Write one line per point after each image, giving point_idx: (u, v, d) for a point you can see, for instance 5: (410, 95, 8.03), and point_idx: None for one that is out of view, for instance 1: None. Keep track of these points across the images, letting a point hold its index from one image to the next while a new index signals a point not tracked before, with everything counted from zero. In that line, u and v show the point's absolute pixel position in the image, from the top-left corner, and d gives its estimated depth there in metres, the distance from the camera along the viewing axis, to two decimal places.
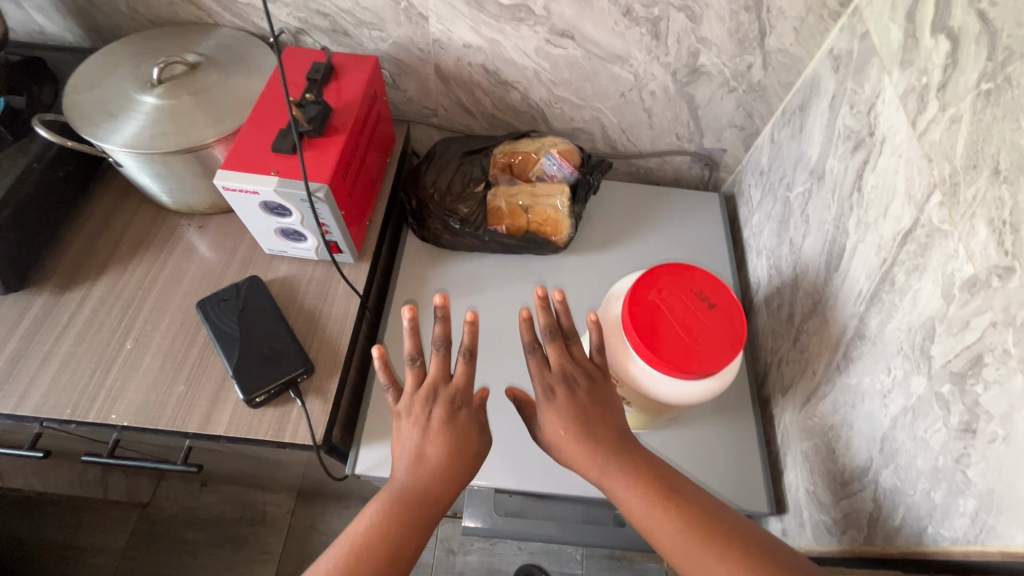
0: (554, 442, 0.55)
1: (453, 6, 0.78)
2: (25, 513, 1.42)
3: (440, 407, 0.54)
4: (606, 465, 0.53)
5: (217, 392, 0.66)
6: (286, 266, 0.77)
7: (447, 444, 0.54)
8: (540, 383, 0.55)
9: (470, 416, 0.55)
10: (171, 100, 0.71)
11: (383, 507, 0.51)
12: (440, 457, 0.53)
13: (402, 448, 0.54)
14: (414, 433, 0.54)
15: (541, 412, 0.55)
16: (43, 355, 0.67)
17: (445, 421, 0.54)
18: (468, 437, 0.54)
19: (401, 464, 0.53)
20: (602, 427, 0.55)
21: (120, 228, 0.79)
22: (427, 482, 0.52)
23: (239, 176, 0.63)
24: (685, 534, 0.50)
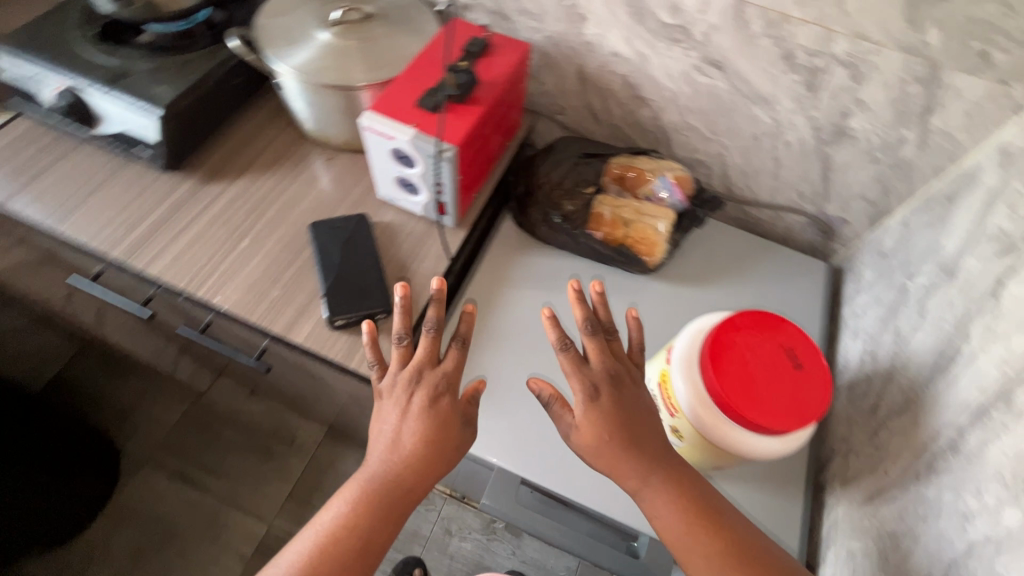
0: (594, 447, 0.56)
1: (615, 13, 0.80)
2: (106, 367, 1.60)
3: (422, 389, 0.59)
4: (640, 476, 0.55)
5: (305, 305, 0.72)
6: (393, 214, 0.82)
7: (425, 432, 0.57)
8: (581, 379, 0.57)
9: (452, 409, 0.59)
10: (341, 42, 0.78)
11: (356, 497, 0.56)
12: (415, 444, 0.57)
13: (380, 437, 0.58)
14: (394, 414, 0.59)
15: (583, 413, 0.56)
16: (176, 231, 0.76)
17: (427, 408, 0.59)
18: (445, 430, 0.58)
19: (377, 451, 0.58)
20: (639, 439, 0.56)
21: (264, 142, 0.87)
22: (398, 477, 0.56)
23: (382, 120, 0.68)
24: (717, 554, 0.53)
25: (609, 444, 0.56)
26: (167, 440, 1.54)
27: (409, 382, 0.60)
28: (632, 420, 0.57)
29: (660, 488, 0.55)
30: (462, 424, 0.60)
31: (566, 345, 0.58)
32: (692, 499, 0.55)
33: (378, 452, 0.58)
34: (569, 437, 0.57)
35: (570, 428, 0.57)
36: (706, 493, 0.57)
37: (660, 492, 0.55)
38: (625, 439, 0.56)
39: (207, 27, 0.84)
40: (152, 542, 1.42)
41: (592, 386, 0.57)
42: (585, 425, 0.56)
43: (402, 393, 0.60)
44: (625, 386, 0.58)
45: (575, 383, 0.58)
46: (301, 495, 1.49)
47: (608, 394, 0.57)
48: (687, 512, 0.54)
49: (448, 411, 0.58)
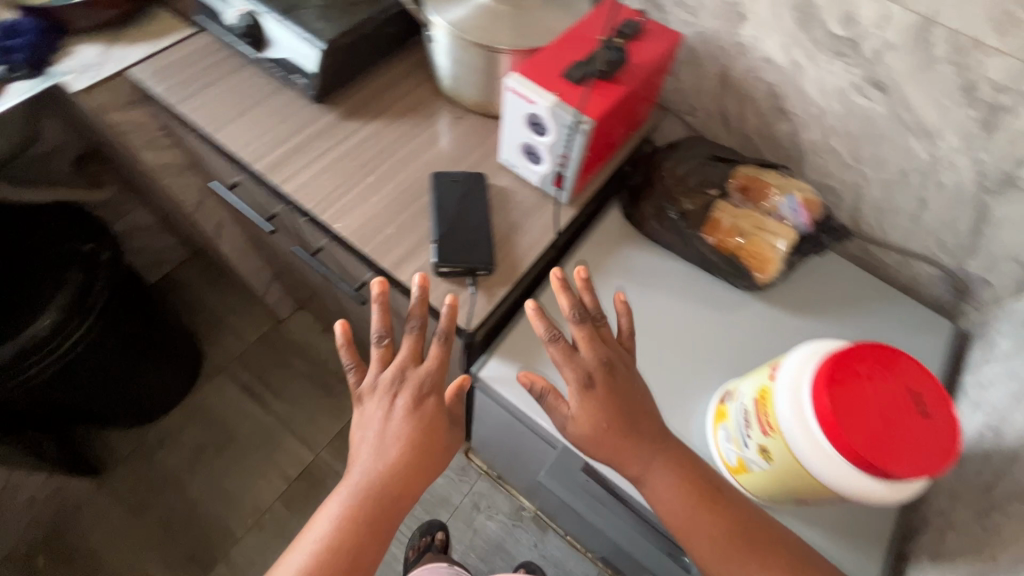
0: (593, 436, 0.63)
1: (780, 16, 0.77)
2: (207, 278, 1.76)
3: (408, 388, 0.66)
4: (639, 466, 0.62)
5: (414, 248, 0.75)
6: (508, 178, 0.83)
7: (412, 432, 0.64)
8: (573, 369, 0.64)
9: (434, 411, 0.66)
10: (497, 6, 0.81)
11: (350, 502, 0.60)
12: (402, 444, 0.63)
13: (368, 444, 0.64)
14: (380, 414, 0.66)
15: (579, 405, 0.63)
16: (312, 157, 0.81)
17: (414, 411, 0.65)
18: (428, 431, 0.65)
19: (365, 459, 0.63)
20: (635, 434, 0.63)
21: (402, 90, 0.91)
22: (384, 482, 0.62)
23: (526, 83, 0.69)
24: (712, 527, 0.60)
25: (607, 435, 0.63)
26: (244, 356, 1.67)
27: (395, 386, 0.67)
28: (629, 411, 0.63)
29: (659, 477, 0.62)
30: (442, 424, 0.66)
31: (554, 335, 0.65)
32: (692, 478, 0.62)
33: (364, 458, 0.63)
34: (566, 427, 0.65)
35: (566, 419, 0.65)
36: (709, 477, 0.63)
37: (657, 480, 0.62)
38: (619, 435, 0.63)
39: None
40: (214, 443, 1.54)
41: (586, 375, 0.64)
42: (583, 416, 0.63)
43: (389, 397, 0.66)
44: (618, 371, 0.65)
45: (569, 372, 0.64)
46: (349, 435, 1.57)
47: (601, 389, 0.64)
48: (685, 500, 0.61)
49: (434, 410, 0.66)
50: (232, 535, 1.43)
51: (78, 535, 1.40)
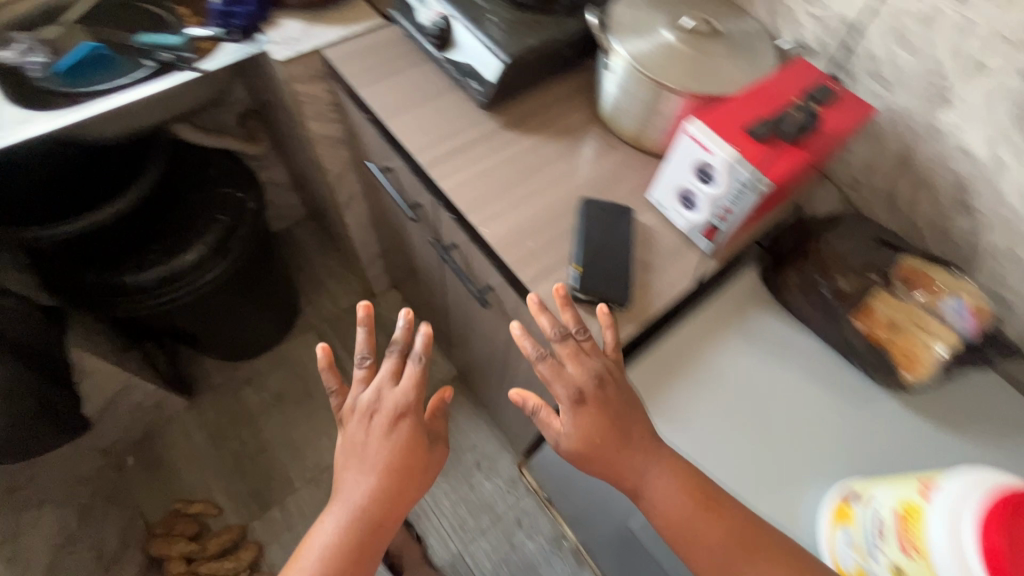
0: (584, 449, 0.66)
1: (993, 109, 0.70)
2: (319, 241, 1.89)
3: (387, 408, 0.81)
4: (632, 478, 0.65)
5: (552, 266, 0.76)
6: (653, 217, 0.82)
7: (394, 455, 0.77)
8: (560, 386, 0.67)
9: (410, 432, 0.79)
10: (682, 47, 0.80)
11: (340, 522, 0.73)
12: (384, 465, 0.76)
13: (356, 470, 0.76)
14: (362, 431, 0.79)
15: (568, 422, 0.66)
16: (471, 160, 0.85)
17: (392, 432, 0.79)
18: (407, 453, 0.78)
19: (354, 479, 0.76)
20: (621, 449, 0.65)
21: (562, 110, 0.93)
22: (368, 503, 0.74)
23: (706, 131, 0.68)
24: (714, 539, 0.61)
25: (596, 448, 0.65)
26: (334, 320, 1.77)
27: (375, 412, 0.80)
28: (620, 425, 0.66)
29: (651, 488, 0.64)
30: (420, 445, 0.79)
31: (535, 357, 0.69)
32: (691, 483, 0.64)
33: (353, 477, 0.76)
34: (559, 443, 0.68)
35: (558, 435, 0.68)
36: (743, 517, 0.62)
37: (653, 490, 0.64)
38: (605, 449, 0.65)
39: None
40: (293, 394, 1.64)
41: (574, 393, 0.67)
42: (576, 432, 0.66)
43: (371, 420, 0.80)
44: (609, 384, 0.67)
45: (558, 388, 0.67)
46: None
47: (588, 407, 0.66)
48: (681, 510, 0.62)
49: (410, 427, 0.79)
50: (291, 484, 1.51)
51: (164, 446, 1.53)
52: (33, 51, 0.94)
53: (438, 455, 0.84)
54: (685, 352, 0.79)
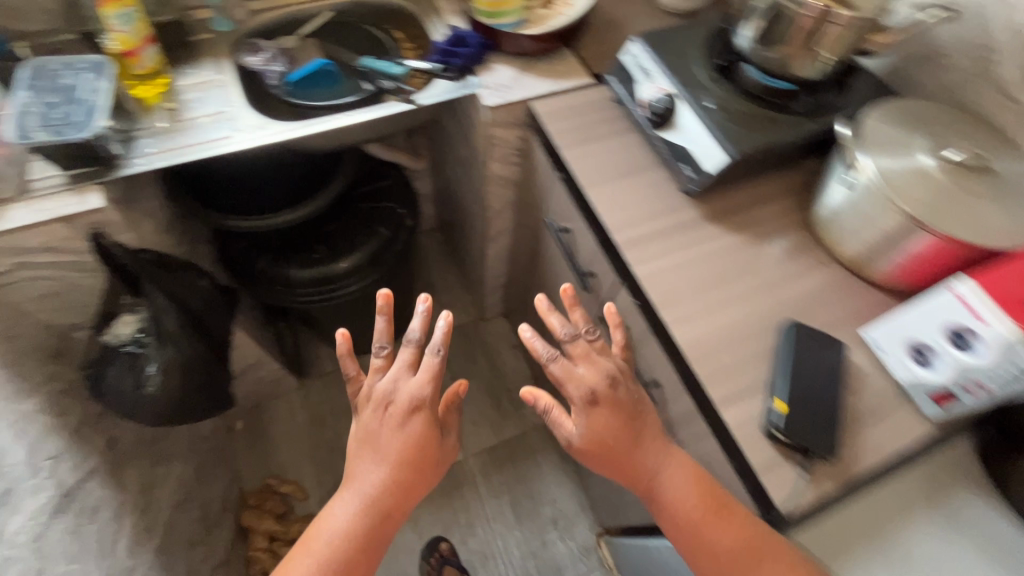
0: (595, 448, 0.71)
1: None
2: (442, 254, 1.92)
3: (401, 401, 0.81)
4: (643, 483, 0.71)
5: (747, 390, 0.70)
6: (868, 357, 0.73)
7: (404, 450, 0.78)
8: (573, 386, 0.73)
9: (424, 424, 0.80)
10: (945, 178, 0.70)
11: (353, 509, 0.75)
12: (393, 457, 0.77)
13: (368, 461, 0.78)
14: (377, 421, 0.80)
15: (579, 424, 0.72)
16: (669, 248, 0.81)
17: (403, 425, 0.79)
18: (419, 445, 0.79)
19: (371, 471, 0.77)
20: (630, 454, 0.71)
21: (770, 210, 0.86)
22: (378, 492, 0.76)
23: (982, 296, 0.59)
24: (722, 540, 0.64)
25: (608, 450, 0.71)
26: None
27: (388, 405, 0.81)
28: (630, 427, 0.71)
29: (665, 491, 0.69)
30: (432, 435, 0.80)
31: (548, 357, 0.75)
32: (704, 483, 0.68)
33: (369, 469, 0.78)
34: (573, 441, 0.73)
35: (569, 434, 0.73)
36: None
37: (669, 493, 0.68)
38: (614, 452, 0.71)
39: (811, 94, 0.84)
40: None
41: (586, 395, 0.72)
42: (588, 431, 0.71)
43: (385, 411, 0.81)
44: (620, 384, 0.73)
45: (572, 392, 0.73)
46: (499, 455, 1.61)
47: (599, 410, 0.71)
48: (694, 513, 0.66)
49: (422, 421, 0.79)
50: None
51: (270, 419, 1.62)
52: (274, 60, 1.02)
53: (450, 433, 0.85)
54: (883, 521, 0.69)
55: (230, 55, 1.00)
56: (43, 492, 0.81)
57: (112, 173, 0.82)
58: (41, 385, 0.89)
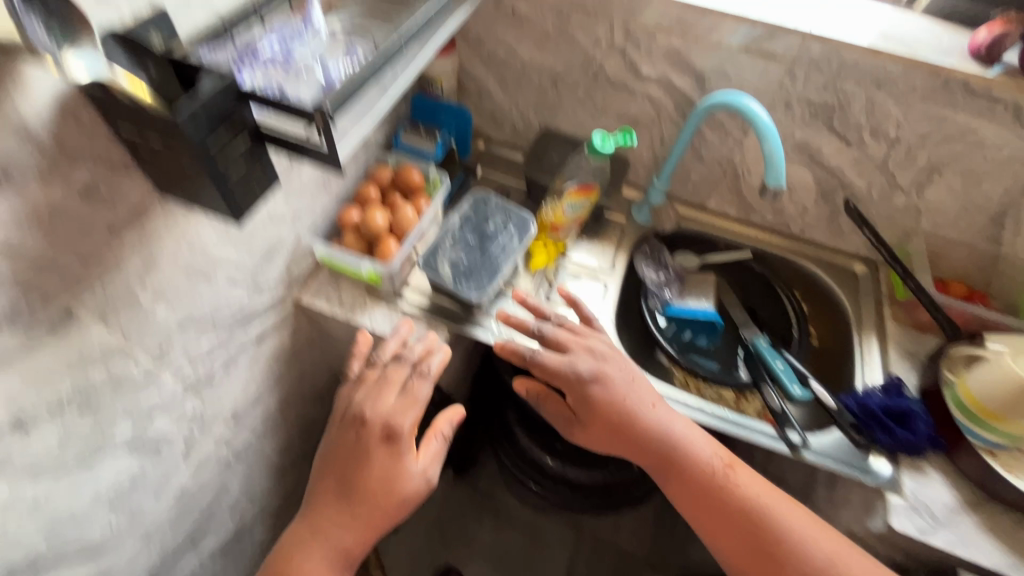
0: (594, 439, 0.70)
1: None
2: None
3: (368, 429, 0.65)
4: (654, 456, 0.67)
5: None
6: None
7: (371, 490, 0.63)
8: (565, 369, 0.69)
9: (395, 460, 0.64)
10: None
11: (323, 540, 0.62)
12: (362, 489, 0.63)
13: (328, 494, 0.64)
14: (345, 437, 0.66)
15: (572, 401, 0.69)
16: None
17: (365, 451, 0.64)
18: (391, 482, 0.63)
19: (335, 505, 0.63)
20: (636, 427, 0.67)
21: None
22: (344, 531, 0.62)
23: None
24: (744, 499, 0.64)
25: (616, 427, 0.68)
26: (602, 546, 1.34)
27: (354, 426, 0.66)
28: (627, 412, 0.68)
29: (679, 460, 0.67)
30: (405, 475, 0.64)
31: (530, 354, 0.71)
32: (709, 438, 0.70)
33: (331, 485, 0.65)
34: (573, 420, 0.71)
35: (565, 420, 0.71)
36: None
37: (690, 446, 0.67)
38: (624, 432, 0.68)
39: None
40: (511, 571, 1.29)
41: (574, 372, 0.69)
42: (591, 414, 0.68)
43: (351, 431, 0.66)
44: (609, 360, 0.71)
45: (556, 380, 0.70)
46: None
47: (596, 390, 0.68)
48: (708, 474, 0.66)
49: (388, 458, 0.64)
50: None
51: None
52: (667, 284, 0.90)
53: (427, 467, 0.66)
54: None
55: (629, 254, 0.91)
56: (221, 533, 0.81)
57: (469, 322, 0.79)
58: (289, 423, 0.91)
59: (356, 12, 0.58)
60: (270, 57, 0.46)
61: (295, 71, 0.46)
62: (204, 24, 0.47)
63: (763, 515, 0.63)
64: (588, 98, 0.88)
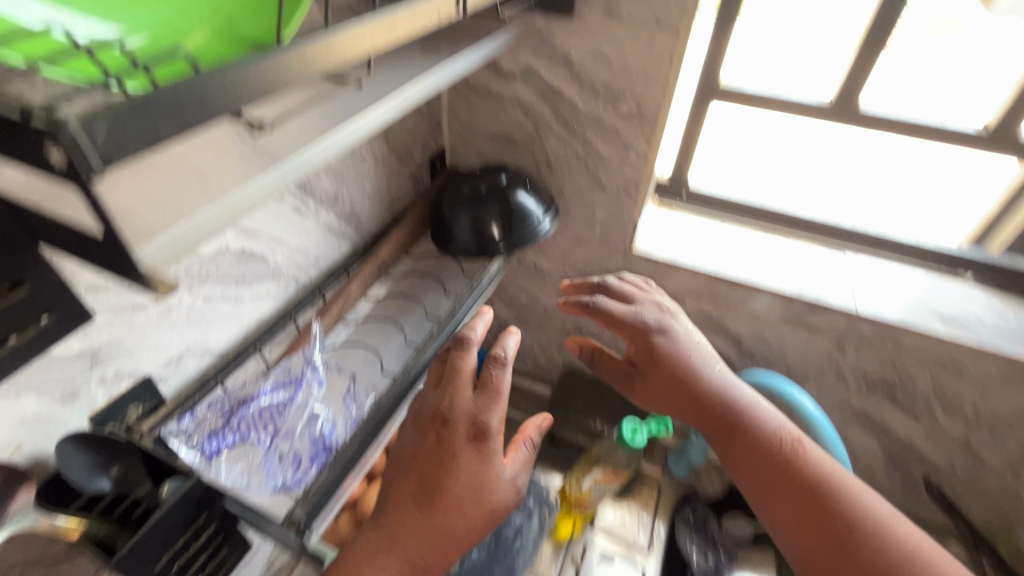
0: (676, 403, 0.48)
1: None
2: None
3: (447, 426, 0.39)
4: (717, 416, 0.47)
5: None
6: None
7: (470, 493, 0.36)
8: (634, 316, 0.51)
9: (488, 460, 0.38)
10: None
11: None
12: (453, 501, 0.36)
13: (394, 503, 0.36)
14: (411, 433, 0.40)
15: (640, 345, 0.50)
16: None
17: (455, 436, 0.38)
18: (482, 491, 0.37)
19: (397, 520, 0.35)
20: (701, 385, 0.47)
21: None
22: (412, 555, 0.34)
23: None
24: (836, 475, 0.43)
25: (682, 384, 0.48)
26: None
27: (433, 426, 0.39)
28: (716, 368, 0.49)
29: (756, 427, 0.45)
30: (496, 479, 0.38)
31: (592, 302, 0.52)
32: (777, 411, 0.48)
33: (393, 502, 0.36)
34: (635, 373, 0.50)
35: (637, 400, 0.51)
36: None
37: (764, 413, 0.46)
38: (697, 391, 0.47)
39: None
40: None
41: (642, 321, 0.51)
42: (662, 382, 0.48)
43: (428, 434, 0.39)
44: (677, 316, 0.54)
45: (615, 331, 0.52)
46: None
47: (663, 340, 0.50)
48: (785, 447, 0.44)
49: (480, 454, 0.38)
50: None
51: None
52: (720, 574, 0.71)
53: (518, 476, 0.40)
54: None
55: (669, 524, 0.78)
56: None
57: None
58: None
59: (366, 313, 0.55)
60: (264, 414, 0.42)
61: (287, 433, 0.42)
62: (195, 370, 0.43)
63: (844, 494, 0.41)
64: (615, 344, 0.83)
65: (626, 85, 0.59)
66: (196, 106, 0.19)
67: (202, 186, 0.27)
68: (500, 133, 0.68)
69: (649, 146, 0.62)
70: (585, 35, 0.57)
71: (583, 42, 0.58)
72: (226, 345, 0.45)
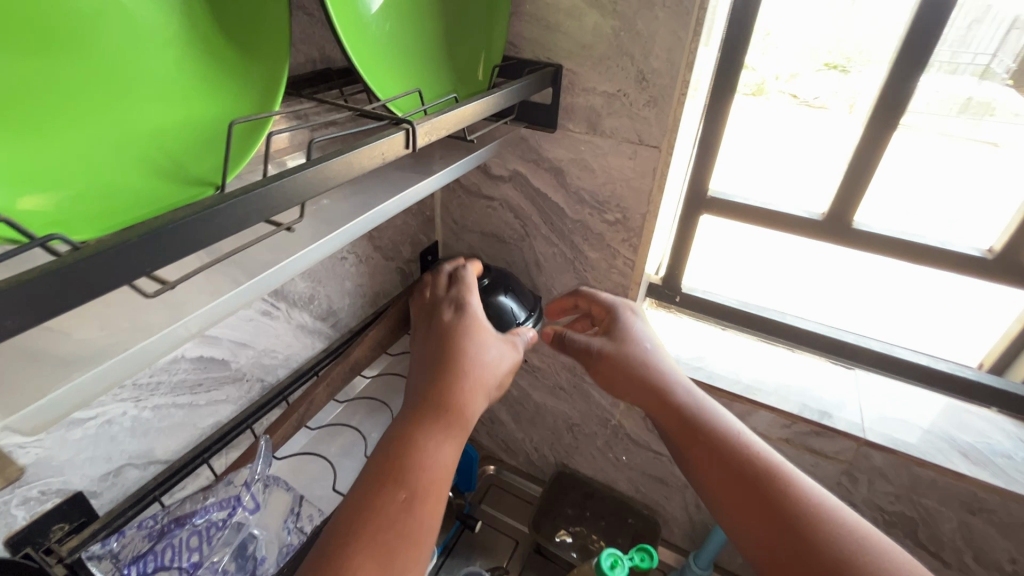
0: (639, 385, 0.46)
1: None
2: None
3: (441, 317, 0.47)
4: (669, 396, 0.45)
5: None
6: None
7: (480, 363, 0.43)
8: (603, 303, 0.53)
9: (476, 327, 0.45)
10: None
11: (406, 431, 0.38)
12: (466, 363, 0.42)
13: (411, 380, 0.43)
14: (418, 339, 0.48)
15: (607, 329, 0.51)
16: None
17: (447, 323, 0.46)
18: (474, 346, 0.43)
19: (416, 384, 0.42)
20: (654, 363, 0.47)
21: None
22: (429, 401, 0.40)
23: None
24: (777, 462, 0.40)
25: (635, 361, 0.47)
26: None
27: (430, 322, 0.47)
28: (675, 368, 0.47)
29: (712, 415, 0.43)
30: (484, 345, 0.44)
31: (573, 294, 0.56)
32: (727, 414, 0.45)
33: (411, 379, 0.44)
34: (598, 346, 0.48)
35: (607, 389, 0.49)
36: None
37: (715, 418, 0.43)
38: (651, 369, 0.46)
39: None
40: None
41: (610, 307, 0.52)
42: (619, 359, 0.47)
43: (425, 329, 0.47)
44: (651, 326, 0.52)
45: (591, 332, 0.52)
46: None
47: (628, 317, 0.51)
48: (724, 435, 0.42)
49: (467, 322, 0.45)
50: None
51: None
52: None
53: (506, 348, 0.46)
54: None
55: None
56: None
57: None
58: None
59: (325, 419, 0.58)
60: (193, 539, 0.40)
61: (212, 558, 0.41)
62: (134, 483, 0.42)
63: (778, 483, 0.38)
64: (608, 448, 0.78)
65: (611, 194, 0.59)
66: (60, 296, 0.20)
67: (112, 339, 0.29)
68: (490, 232, 0.69)
69: (636, 253, 0.61)
70: (569, 146, 0.58)
71: (568, 153, 0.58)
72: (173, 454, 0.44)
